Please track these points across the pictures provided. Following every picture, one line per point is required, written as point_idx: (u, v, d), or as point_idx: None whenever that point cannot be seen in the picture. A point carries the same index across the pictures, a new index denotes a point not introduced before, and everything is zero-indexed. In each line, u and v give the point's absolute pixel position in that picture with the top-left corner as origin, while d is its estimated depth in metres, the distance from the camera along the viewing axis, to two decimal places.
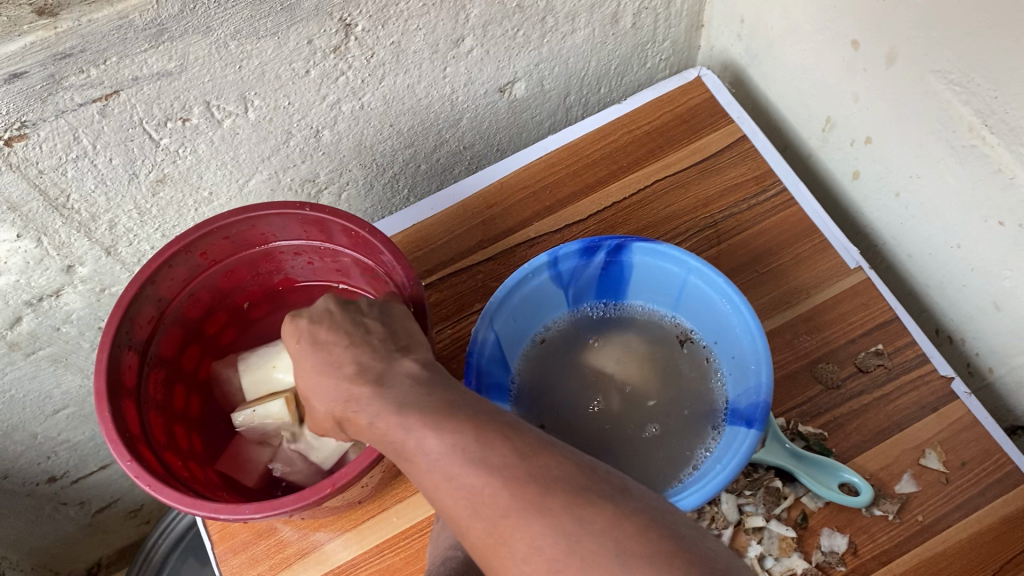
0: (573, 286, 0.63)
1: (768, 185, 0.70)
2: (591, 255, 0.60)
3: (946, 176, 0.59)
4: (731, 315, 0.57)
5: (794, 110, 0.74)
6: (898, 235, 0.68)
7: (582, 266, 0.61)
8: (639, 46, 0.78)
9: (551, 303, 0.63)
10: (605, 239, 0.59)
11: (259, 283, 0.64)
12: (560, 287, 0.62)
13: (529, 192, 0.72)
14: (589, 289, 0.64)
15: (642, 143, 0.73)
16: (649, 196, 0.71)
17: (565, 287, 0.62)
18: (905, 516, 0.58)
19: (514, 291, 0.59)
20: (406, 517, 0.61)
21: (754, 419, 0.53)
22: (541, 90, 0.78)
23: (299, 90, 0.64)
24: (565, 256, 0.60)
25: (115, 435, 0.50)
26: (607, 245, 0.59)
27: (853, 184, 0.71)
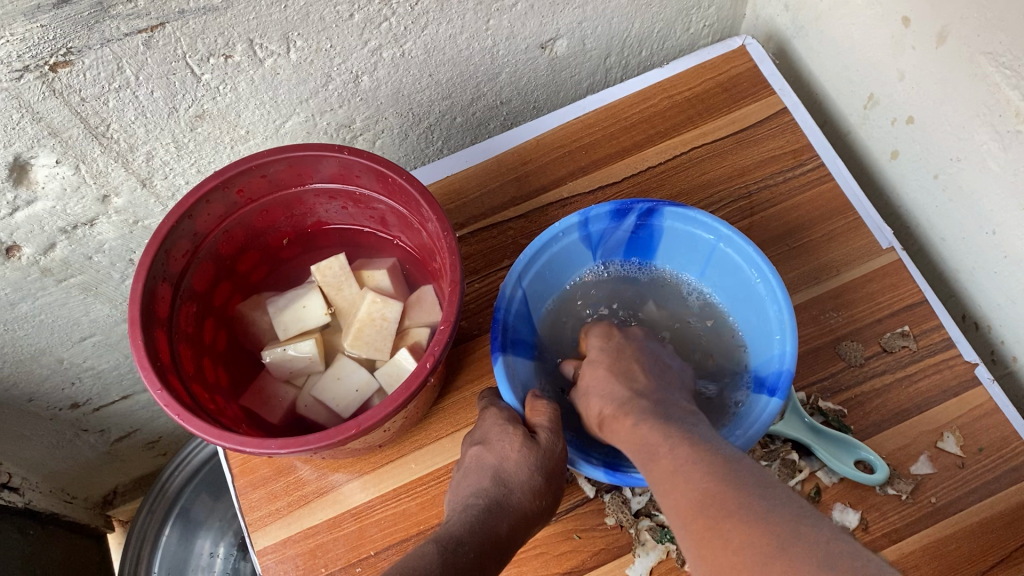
0: (601, 249, 0.63)
1: (805, 159, 0.70)
2: (622, 217, 0.60)
3: (989, 162, 0.59)
4: (759, 284, 0.57)
5: (837, 86, 0.74)
6: (933, 217, 0.68)
7: (611, 229, 0.61)
8: (684, 11, 0.77)
9: (578, 265, 0.63)
10: (636, 202, 0.58)
11: (293, 225, 0.64)
12: (588, 248, 0.62)
13: (565, 151, 0.72)
14: (616, 253, 0.64)
15: (681, 110, 0.73)
16: (684, 163, 0.71)
17: (592, 250, 0.62)
18: (918, 497, 0.58)
19: (542, 250, 0.59)
20: (424, 464, 0.62)
21: (777, 388, 0.53)
22: (582, 49, 0.77)
23: (342, 33, 0.63)
24: (596, 217, 0.59)
25: (147, 364, 0.51)
26: (639, 208, 0.59)
27: (891, 164, 0.70)
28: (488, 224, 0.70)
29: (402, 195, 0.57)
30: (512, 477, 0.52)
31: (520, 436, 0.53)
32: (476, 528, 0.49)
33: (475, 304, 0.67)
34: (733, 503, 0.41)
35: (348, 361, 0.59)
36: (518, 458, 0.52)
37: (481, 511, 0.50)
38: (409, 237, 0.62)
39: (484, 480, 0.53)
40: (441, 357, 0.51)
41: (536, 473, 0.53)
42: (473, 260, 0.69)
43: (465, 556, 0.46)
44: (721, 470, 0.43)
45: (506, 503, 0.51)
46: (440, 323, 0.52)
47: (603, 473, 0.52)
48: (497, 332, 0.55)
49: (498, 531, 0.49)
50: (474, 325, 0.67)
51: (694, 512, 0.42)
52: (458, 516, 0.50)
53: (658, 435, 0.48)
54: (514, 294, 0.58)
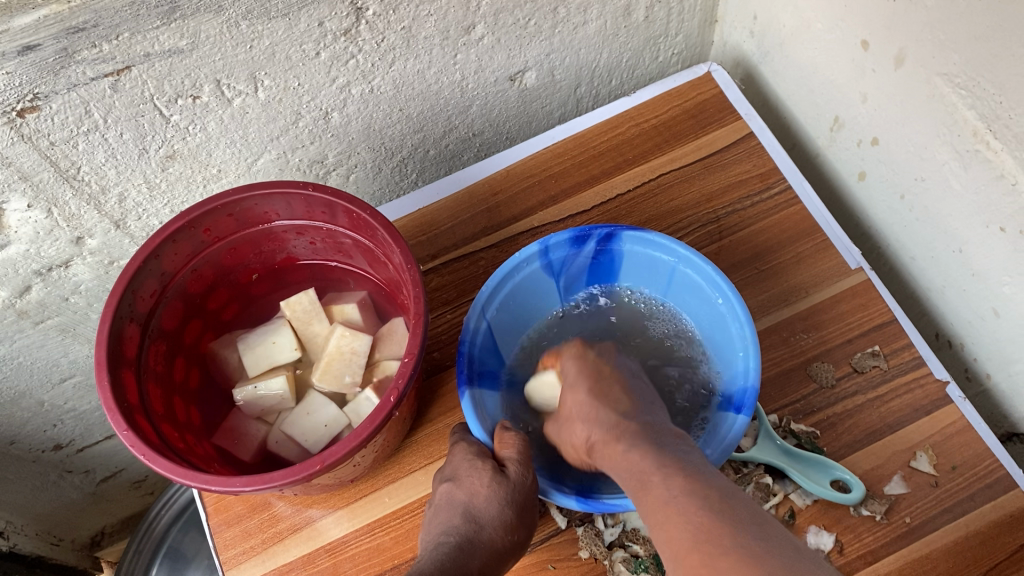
0: (563, 277, 0.63)
1: (772, 183, 0.70)
2: (581, 244, 0.60)
3: (951, 181, 0.59)
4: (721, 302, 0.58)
5: (803, 110, 0.74)
6: (902, 237, 0.68)
7: (572, 255, 0.61)
8: (651, 39, 0.78)
9: (541, 294, 0.63)
10: (594, 228, 0.59)
11: (262, 262, 0.64)
12: (551, 277, 0.62)
13: (534, 181, 0.73)
14: (578, 279, 0.64)
15: (649, 137, 0.73)
16: (652, 190, 0.71)
17: (555, 277, 0.63)
18: (893, 518, 0.58)
19: (505, 280, 0.59)
20: (398, 498, 0.62)
21: (743, 405, 0.54)
22: (551, 80, 0.78)
23: (309, 71, 0.64)
24: (556, 245, 0.60)
25: (113, 404, 0.51)
26: (597, 234, 0.60)
27: (858, 185, 0.71)
28: (461, 255, 0.70)
29: (367, 229, 0.58)
30: (482, 512, 0.52)
31: (489, 470, 0.53)
32: (443, 565, 0.49)
33: (447, 335, 0.68)
34: (721, 540, 0.41)
35: (319, 396, 0.59)
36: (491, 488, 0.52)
37: (452, 548, 0.50)
38: (377, 269, 0.63)
39: (454, 515, 0.53)
40: (405, 390, 0.51)
41: (506, 506, 0.53)
42: (444, 291, 0.69)
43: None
44: (715, 503, 0.43)
45: (477, 540, 0.51)
46: (404, 356, 0.52)
47: (576, 500, 0.51)
48: (463, 366, 0.56)
49: (468, 567, 0.49)
50: (446, 357, 0.67)
51: (687, 545, 0.42)
52: (430, 553, 0.50)
53: (652, 463, 0.46)
54: (479, 326, 0.58)
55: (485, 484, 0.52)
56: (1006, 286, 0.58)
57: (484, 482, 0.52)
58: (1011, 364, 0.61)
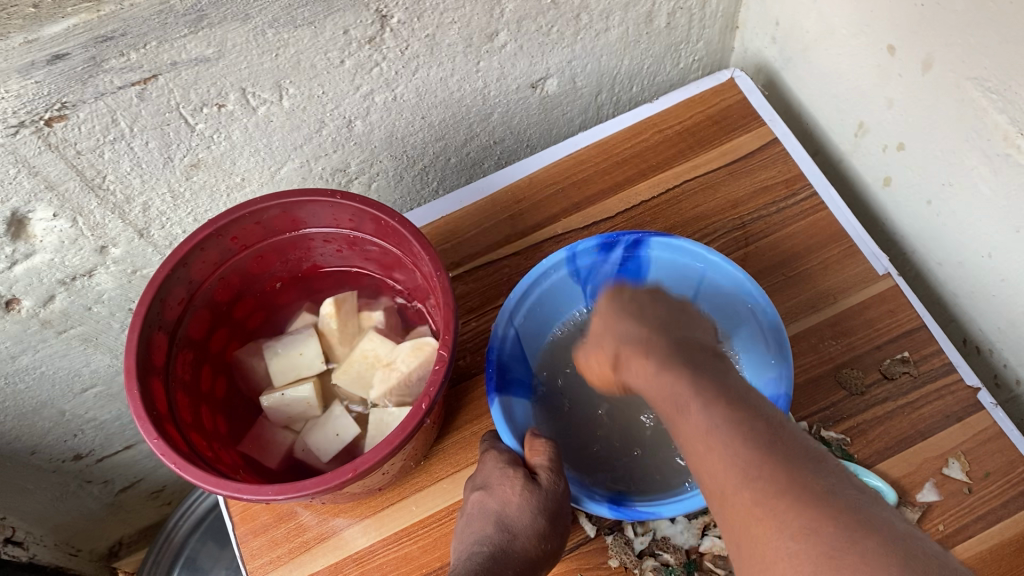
0: (589, 284, 0.63)
1: (798, 189, 0.70)
2: (609, 251, 0.60)
3: (980, 186, 0.59)
4: (752, 310, 0.57)
5: (827, 116, 0.74)
6: (929, 243, 0.67)
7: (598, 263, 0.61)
8: (672, 46, 0.78)
9: (569, 302, 0.63)
10: (623, 235, 0.59)
11: (288, 270, 0.64)
12: (578, 284, 0.62)
13: (558, 188, 0.72)
14: None
15: (672, 143, 0.73)
16: (677, 196, 0.71)
17: (582, 286, 0.62)
18: (925, 525, 0.57)
19: (533, 286, 0.59)
20: (425, 506, 0.61)
21: None
22: (572, 87, 0.78)
23: (333, 79, 0.64)
24: (583, 252, 0.60)
25: (143, 413, 0.51)
26: (625, 240, 0.59)
27: (884, 190, 0.70)
28: (484, 263, 0.70)
29: (395, 236, 0.57)
30: (514, 523, 0.52)
31: (521, 479, 0.52)
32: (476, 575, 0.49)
33: (472, 342, 0.67)
34: (814, 507, 0.38)
35: (340, 406, 0.60)
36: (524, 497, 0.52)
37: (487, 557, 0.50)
38: (404, 276, 0.62)
39: (488, 525, 0.52)
40: (436, 397, 0.51)
41: (539, 516, 0.52)
42: (469, 298, 0.69)
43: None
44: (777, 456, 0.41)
45: (511, 549, 0.51)
46: (434, 363, 0.52)
47: (608, 508, 0.51)
48: (492, 375, 0.55)
49: None
50: (472, 365, 0.67)
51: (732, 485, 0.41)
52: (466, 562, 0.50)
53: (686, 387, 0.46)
54: (506, 334, 0.58)
55: (518, 493, 0.52)
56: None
57: (518, 493, 0.52)
58: None
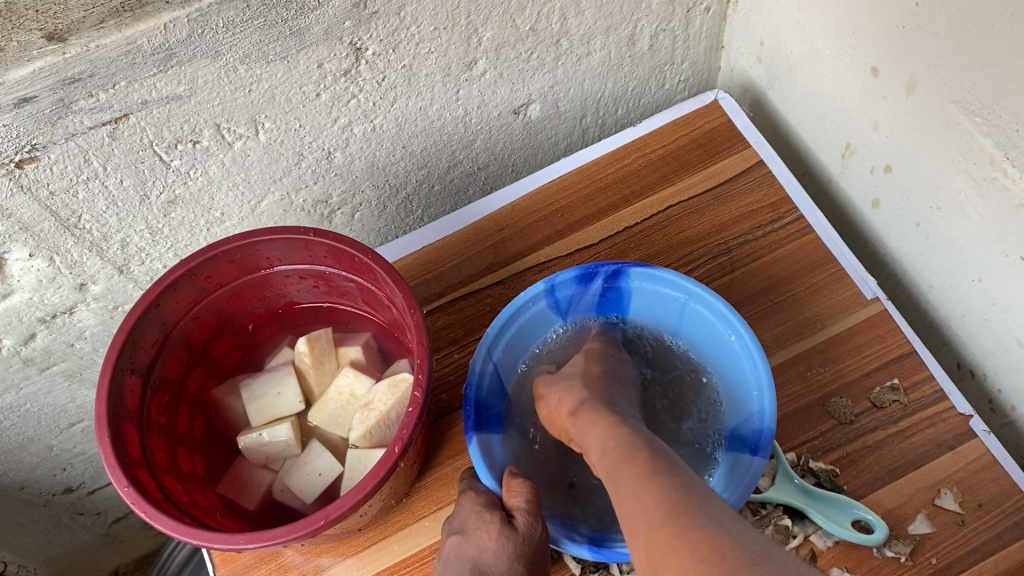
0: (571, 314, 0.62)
1: (784, 213, 0.69)
2: (588, 282, 0.59)
3: (968, 210, 0.58)
4: (732, 341, 0.56)
5: (814, 136, 0.73)
6: (919, 265, 0.66)
7: (579, 293, 0.60)
8: (657, 68, 0.77)
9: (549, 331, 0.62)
10: (601, 266, 0.58)
11: (265, 306, 0.64)
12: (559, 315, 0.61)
13: (540, 215, 0.71)
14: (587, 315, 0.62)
15: (657, 167, 0.72)
16: (661, 222, 0.70)
17: (562, 315, 0.62)
18: (918, 559, 0.56)
19: (511, 321, 0.58)
20: (408, 546, 0.60)
21: (760, 446, 0.52)
22: (555, 111, 0.77)
23: (310, 113, 0.64)
24: (562, 283, 0.59)
25: (114, 461, 0.50)
26: (604, 271, 0.58)
27: (873, 212, 0.69)
28: (467, 293, 0.69)
29: (369, 273, 0.56)
30: (490, 570, 0.50)
31: (497, 523, 0.51)
32: None
33: (453, 375, 0.66)
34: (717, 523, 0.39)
35: (318, 445, 0.59)
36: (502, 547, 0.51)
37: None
38: (382, 312, 0.61)
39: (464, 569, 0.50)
40: (410, 439, 0.50)
41: (516, 562, 0.51)
42: (451, 330, 0.68)
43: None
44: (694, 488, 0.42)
45: None
46: (408, 404, 0.51)
47: (588, 549, 0.50)
48: (467, 413, 0.55)
49: None
50: (455, 398, 0.66)
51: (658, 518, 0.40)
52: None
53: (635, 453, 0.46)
54: (485, 369, 0.57)
55: (494, 539, 0.51)
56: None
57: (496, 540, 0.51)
58: None
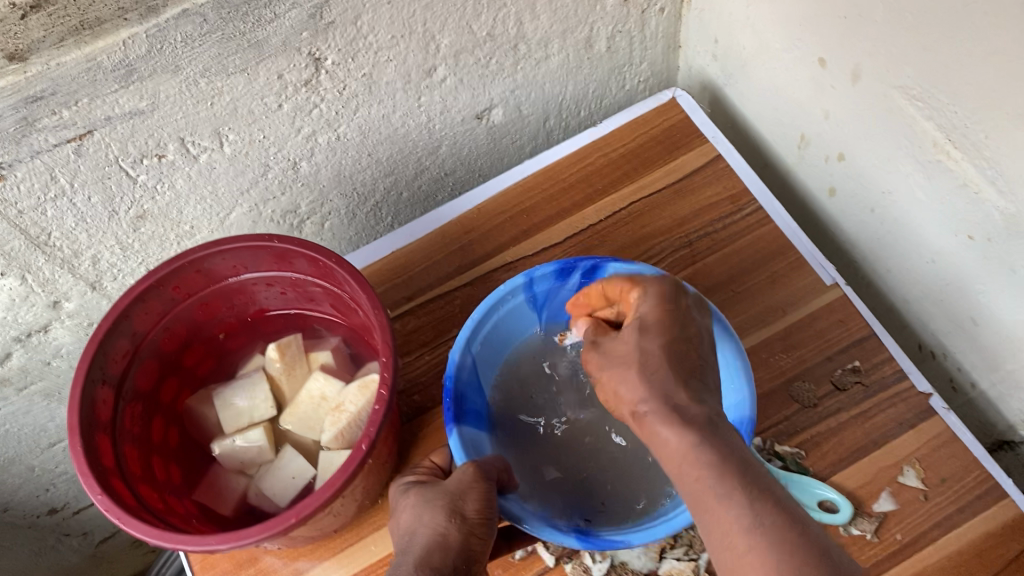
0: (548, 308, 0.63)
1: (743, 204, 0.70)
2: (566, 277, 0.61)
3: (917, 192, 0.59)
4: (707, 327, 0.58)
5: (770, 129, 0.74)
6: (876, 250, 0.68)
7: (557, 288, 0.62)
8: (616, 69, 0.79)
9: (525, 326, 0.64)
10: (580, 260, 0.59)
11: (236, 315, 0.64)
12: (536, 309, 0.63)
13: (505, 216, 0.72)
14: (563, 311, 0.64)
15: (618, 165, 0.73)
16: (624, 218, 0.71)
17: (538, 311, 0.63)
18: (883, 535, 0.57)
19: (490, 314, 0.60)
20: (385, 545, 0.61)
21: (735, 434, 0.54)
22: (518, 115, 0.79)
23: (273, 123, 0.65)
24: (541, 277, 0.60)
25: (87, 470, 0.51)
26: (583, 265, 0.60)
27: (830, 200, 0.70)
28: (436, 295, 0.70)
29: (334, 277, 0.58)
30: None
31: None
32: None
33: (424, 376, 0.67)
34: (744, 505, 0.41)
35: (290, 450, 0.60)
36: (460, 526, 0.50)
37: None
38: (349, 316, 0.62)
39: (424, 548, 0.49)
40: (377, 436, 0.51)
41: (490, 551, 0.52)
42: (421, 332, 0.69)
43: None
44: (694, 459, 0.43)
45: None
46: (375, 402, 0.52)
47: (575, 539, 0.51)
48: (449, 407, 0.56)
49: None
50: (427, 398, 0.67)
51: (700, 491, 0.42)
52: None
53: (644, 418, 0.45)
54: (464, 361, 0.58)
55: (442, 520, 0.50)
56: (981, 299, 0.58)
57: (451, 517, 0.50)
58: (994, 371, 0.60)
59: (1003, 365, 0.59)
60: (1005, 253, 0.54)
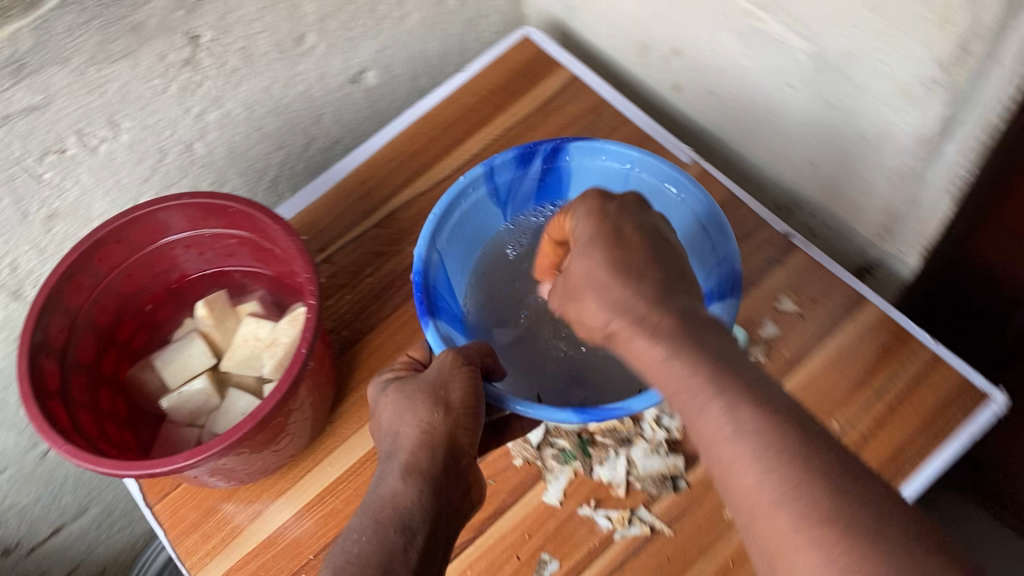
0: (510, 201, 0.69)
1: (603, 111, 0.79)
2: (527, 163, 0.66)
3: (740, 60, 0.68)
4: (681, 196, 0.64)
5: (613, 47, 0.83)
6: (722, 126, 0.77)
7: (518, 178, 0.67)
8: (471, 21, 0.87)
9: (490, 221, 0.69)
10: (539, 143, 0.65)
11: (159, 285, 0.68)
12: (498, 202, 0.68)
13: (396, 162, 0.79)
14: (526, 202, 0.70)
15: (488, 101, 0.81)
16: (501, 143, 0.79)
17: (503, 204, 0.69)
18: (774, 355, 0.65)
19: (451, 207, 0.64)
20: (340, 464, 0.66)
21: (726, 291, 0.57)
22: (391, 76, 0.85)
23: (164, 106, 0.70)
24: (502, 165, 0.66)
25: (46, 426, 0.54)
26: (543, 148, 0.66)
27: (676, 95, 0.79)
28: (346, 242, 0.76)
29: (246, 222, 0.63)
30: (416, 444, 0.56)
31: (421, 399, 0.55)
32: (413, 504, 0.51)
33: (348, 313, 0.73)
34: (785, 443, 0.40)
35: (236, 391, 0.64)
36: (444, 420, 0.54)
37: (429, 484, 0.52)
38: (267, 265, 0.68)
39: (410, 448, 0.54)
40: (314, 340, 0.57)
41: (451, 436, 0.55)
42: (339, 276, 0.74)
43: (423, 545, 0.50)
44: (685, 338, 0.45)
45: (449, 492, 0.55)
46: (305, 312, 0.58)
47: (574, 413, 0.52)
48: (421, 300, 0.59)
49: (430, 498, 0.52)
50: (354, 331, 0.72)
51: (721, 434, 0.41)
52: (392, 486, 0.53)
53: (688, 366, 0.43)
54: (430, 256, 0.62)
55: (426, 416, 0.54)
56: (814, 138, 0.67)
57: (435, 414, 0.54)
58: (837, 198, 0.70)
59: (844, 192, 0.69)
60: (817, 87, 0.63)
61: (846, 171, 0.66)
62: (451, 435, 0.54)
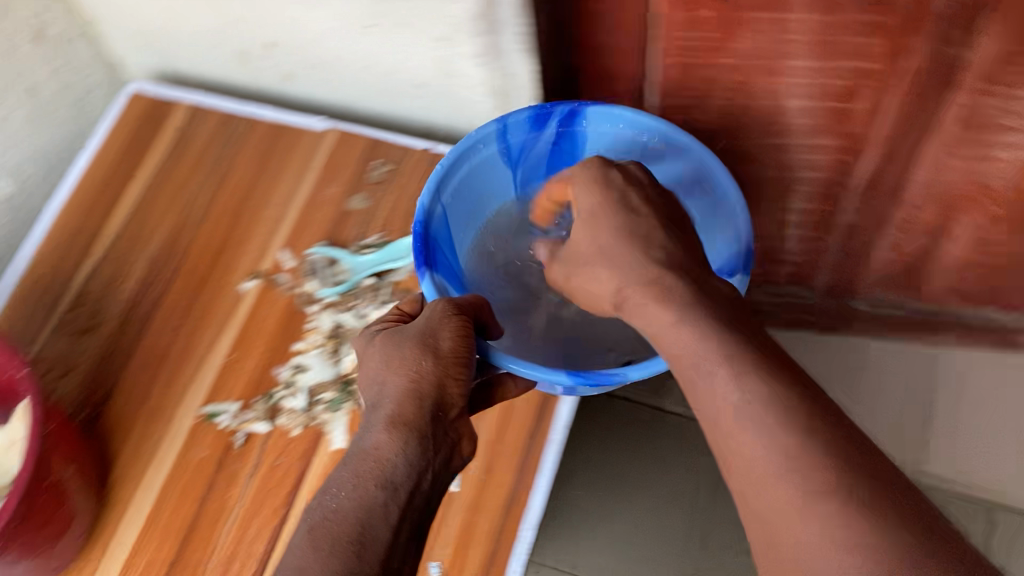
0: (524, 159, 0.79)
1: (231, 135, 0.94)
2: (541, 126, 0.74)
3: (318, 21, 0.82)
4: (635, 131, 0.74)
5: (209, 64, 0.98)
6: (317, 73, 0.92)
7: (533, 139, 0.76)
8: (82, 99, 0.99)
9: (496, 174, 0.79)
10: (557, 108, 0.72)
11: None
12: (514, 161, 0.79)
13: (99, 217, 0.90)
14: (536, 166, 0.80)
15: (126, 163, 0.93)
16: (155, 197, 0.91)
17: (515, 165, 0.79)
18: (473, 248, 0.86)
19: (458, 164, 0.73)
20: (139, 508, 0.74)
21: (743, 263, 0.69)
22: (26, 173, 0.95)
23: None
24: (518, 126, 0.74)
25: None
26: (560, 112, 0.73)
27: (284, 84, 0.96)
28: (62, 315, 0.84)
29: None
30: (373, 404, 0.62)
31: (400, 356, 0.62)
32: (409, 455, 0.58)
33: (75, 397, 0.79)
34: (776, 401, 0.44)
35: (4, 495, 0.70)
36: (433, 367, 0.61)
37: (416, 420, 0.59)
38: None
39: (397, 397, 0.60)
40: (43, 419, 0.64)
41: (412, 392, 0.60)
42: (54, 366, 0.81)
43: (404, 498, 0.56)
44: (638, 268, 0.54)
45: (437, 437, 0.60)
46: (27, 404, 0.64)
47: (568, 377, 0.63)
48: (420, 250, 0.68)
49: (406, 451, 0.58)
50: (95, 401, 0.79)
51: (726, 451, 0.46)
52: (376, 439, 0.59)
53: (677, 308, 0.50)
54: (435, 212, 0.72)
55: (415, 365, 0.61)
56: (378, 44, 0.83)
57: (424, 363, 0.61)
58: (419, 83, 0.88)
59: (457, 102, 0.89)
60: (375, 31, 0.81)
61: (433, 68, 0.84)
62: (440, 382, 0.61)
